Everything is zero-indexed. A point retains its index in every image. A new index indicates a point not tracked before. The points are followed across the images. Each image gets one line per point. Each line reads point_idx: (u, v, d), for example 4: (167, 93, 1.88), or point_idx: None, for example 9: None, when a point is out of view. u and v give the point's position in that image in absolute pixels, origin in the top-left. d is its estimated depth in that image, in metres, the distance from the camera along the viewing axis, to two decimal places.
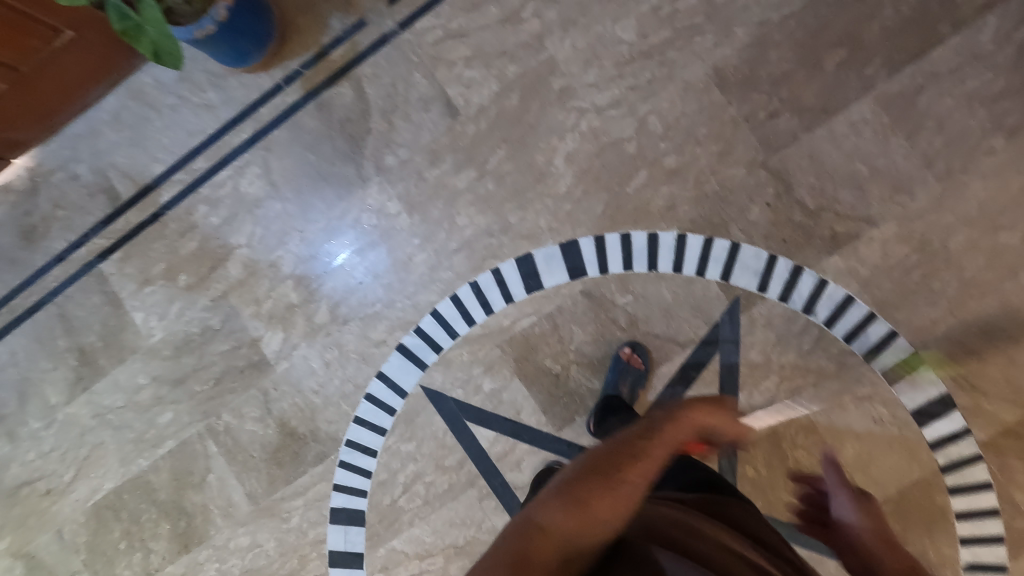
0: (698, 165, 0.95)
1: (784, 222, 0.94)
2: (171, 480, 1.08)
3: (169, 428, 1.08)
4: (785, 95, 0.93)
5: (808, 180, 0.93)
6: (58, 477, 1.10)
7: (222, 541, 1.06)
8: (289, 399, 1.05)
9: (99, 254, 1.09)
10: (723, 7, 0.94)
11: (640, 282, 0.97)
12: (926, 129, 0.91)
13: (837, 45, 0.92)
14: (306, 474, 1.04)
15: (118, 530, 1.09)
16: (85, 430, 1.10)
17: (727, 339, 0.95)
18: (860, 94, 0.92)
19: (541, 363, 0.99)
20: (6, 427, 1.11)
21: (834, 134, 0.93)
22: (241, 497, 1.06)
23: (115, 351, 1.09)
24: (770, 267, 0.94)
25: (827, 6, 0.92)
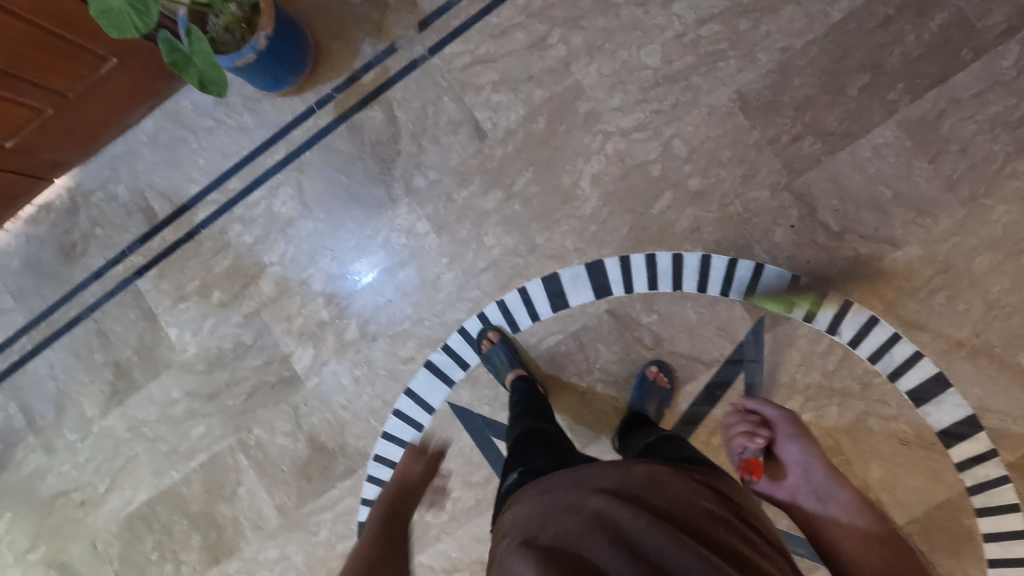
0: (722, 187, 0.97)
1: (807, 244, 0.95)
2: (202, 492, 1.10)
3: (201, 441, 1.10)
4: (808, 120, 0.95)
5: (831, 203, 0.95)
6: (92, 489, 1.13)
7: (252, 553, 1.08)
8: (319, 414, 1.07)
9: (136, 270, 1.12)
10: (746, 33, 0.96)
11: (664, 301, 0.99)
12: (949, 153, 0.92)
13: (859, 71, 0.94)
14: (335, 488, 1.06)
15: (150, 541, 1.11)
16: (119, 443, 1.12)
17: (751, 359, 0.97)
18: (883, 118, 0.94)
19: (567, 381, 1.01)
20: (43, 439, 1.14)
21: (858, 158, 0.94)
22: (271, 509, 1.08)
23: (150, 366, 1.12)
24: (794, 288, 0.96)
25: (850, 33, 0.94)
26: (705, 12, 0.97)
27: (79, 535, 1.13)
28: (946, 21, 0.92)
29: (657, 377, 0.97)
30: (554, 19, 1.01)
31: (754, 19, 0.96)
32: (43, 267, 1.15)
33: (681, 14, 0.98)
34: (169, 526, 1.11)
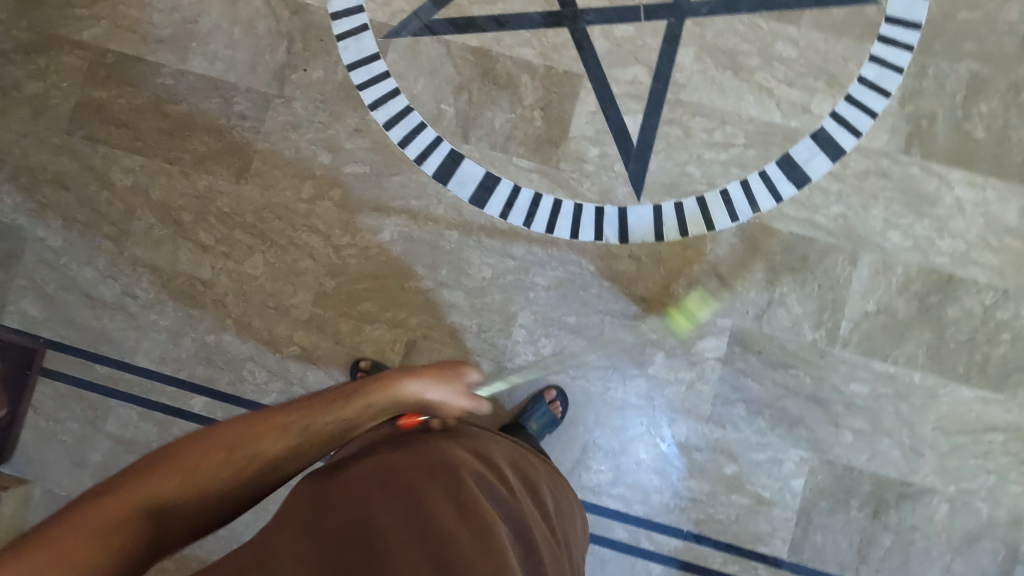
0: (314, 136, 1.07)
1: (308, 49, 1.08)
2: (900, 334, 0.99)
3: (861, 372, 0.99)
4: (223, 119, 1.07)
5: (268, 58, 1.08)
6: (1001, 441, 0.97)
7: (905, 249, 1.00)
8: (740, 292, 1.01)
9: (774, 564, 0.98)
10: (193, 209, 1.07)
11: (426, 108, 1.06)
12: (181, 12, 1.09)
13: (166, 115, 1.08)
14: (787, 227, 1.02)
15: (990, 345, 0.98)
16: (938, 448, 0.97)
17: (418, 18, 1.07)
18: (188, 72, 1.08)
19: (543, 124, 1.05)
20: (1003, 524, 0.96)
21: (226, 67, 1.08)
22: (857, 267, 1.01)
23: (845, 479, 0.98)
24: (346, 33, 1.08)
25: (145, 142, 1.08)
26: (196, 251, 1.06)
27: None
28: (98, 89, 1.09)
29: (553, 402, 1.00)
30: (282, 359, 1.04)
31: (178, 214, 1.07)
32: None
33: (211, 268, 1.05)
34: (966, 334, 0.99)
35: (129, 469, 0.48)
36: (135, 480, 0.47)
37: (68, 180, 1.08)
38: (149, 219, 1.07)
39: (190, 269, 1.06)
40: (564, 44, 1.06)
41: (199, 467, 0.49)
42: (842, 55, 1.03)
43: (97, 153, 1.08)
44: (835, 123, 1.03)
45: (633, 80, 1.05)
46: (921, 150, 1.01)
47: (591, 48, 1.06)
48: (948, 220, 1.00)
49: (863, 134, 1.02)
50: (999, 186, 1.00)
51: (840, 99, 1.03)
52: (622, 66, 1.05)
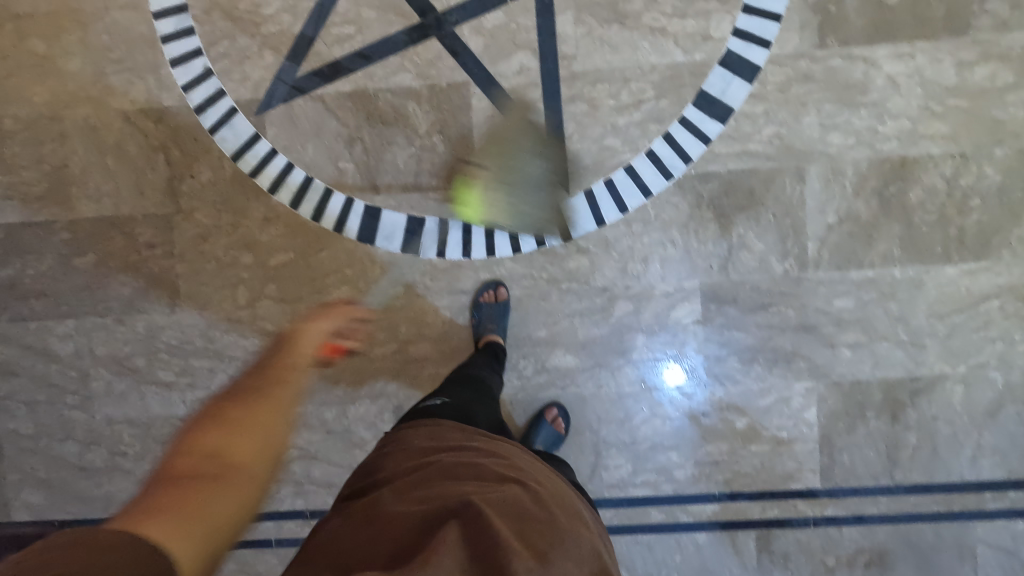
0: (227, 240, 1.02)
1: (186, 155, 1.02)
2: (870, 236, 0.95)
3: (841, 287, 0.96)
4: (134, 255, 1.03)
5: (151, 179, 1.02)
6: (996, 307, 0.95)
7: (850, 147, 0.95)
8: (698, 249, 0.97)
9: (811, 495, 0.98)
10: (142, 353, 1.04)
11: (325, 172, 1.00)
12: (48, 161, 1.03)
13: (78, 271, 1.04)
14: (725, 166, 0.96)
15: (962, 216, 0.94)
16: (938, 335, 0.95)
17: (281, 82, 1.00)
18: (80, 219, 1.04)
19: (447, 147, 0.99)
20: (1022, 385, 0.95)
21: (114, 202, 1.03)
22: (807, 183, 0.96)
23: (855, 394, 0.97)
24: (217, 124, 1.01)
25: (70, 304, 1.05)
26: (162, 392, 1.04)
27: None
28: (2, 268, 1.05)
29: (555, 418, 0.99)
30: (284, 464, 1.04)
31: (130, 362, 1.05)
32: (914, 560, 0.98)
33: (184, 403, 1.04)
34: (935, 213, 0.94)
35: (169, 500, 0.50)
36: (197, 505, 0.49)
37: (14, 366, 1.06)
38: (106, 377, 1.05)
39: (164, 410, 1.05)
40: (438, 55, 0.98)
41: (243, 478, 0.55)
42: None
43: (30, 331, 1.05)
44: (741, 41, 0.95)
45: (521, 68, 0.97)
46: (837, 38, 0.94)
47: (467, 51, 0.98)
48: (886, 101, 0.94)
49: (773, 42, 0.95)
50: (930, 48, 0.93)
51: (739, 13, 0.95)
52: (505, 58, 0.97)
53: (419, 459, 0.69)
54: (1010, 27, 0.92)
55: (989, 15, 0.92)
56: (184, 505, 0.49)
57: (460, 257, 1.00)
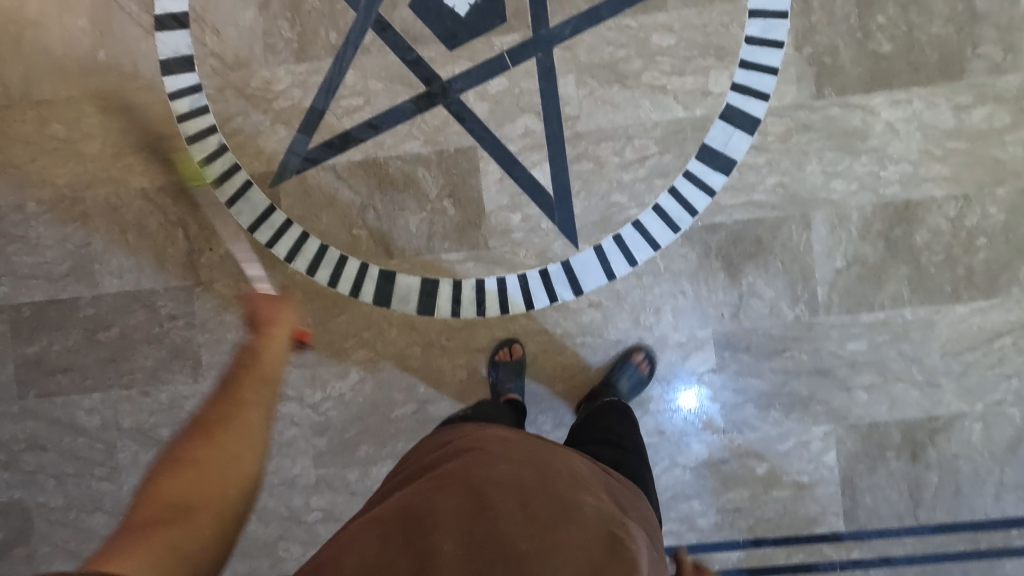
0: (246, 308, 1.04)
1: (204, 227, 1.04)
2: (880, 278, 0.96)
3: (853, 329, 0.97)
4: (156, 327, 1.05)
5: (171, 251, 1.05)
6: (1010, 343, 0.95)
7: (854, 192, 0.96)
8: (709, 298, 0.99)
9: (836, 539, 0.98)
10: (166, 422, 1.06)
11: (340, 239, 1.03)
12: (71, 239, 1.06)
13: (102, 344, 1.06)
14: (731, 216, 0.98)
15: (969, 255, 0.95)
16: (953, 373, 0.96)
17: (294, 154, 1.03)
18: (103, 294, 1.06)
19: (457, 209, 1.01)
20: None
21: (136, 276, 1.06)
22: (813, 229, 0.97)
23: (874, 436, 0.97)
24: (234, 196, 1.04)
25: (96, 377, 1.07)
26: None
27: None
28: (29, 345, 1.07)
29: None
30: (309, 527, 1.05)
31: (155, 432, 1.06)
32: None
33: None
34: (942, 253, 0.95)
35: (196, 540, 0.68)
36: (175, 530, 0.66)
37: (42, 440, 1.08)
38: (132, 447, 1.07)
39: None
40: (445, 121, 1.01)
41: (195, 519, 0.69)
42: (721, 22, 0.97)
43: (57, 405, 1.08)
44: (740, 95, 0.97)
45: (527, 130, 1.00)
46: (834, 88, 0.96)
47: (473, 116, 1.01)
48: (886, 147, 0.96)
49: (771, 95, 0.97)
50: (925, 94, 0.95)
51: (736, 68, 0.97)
52: (510, 121, 1.00)
53: (435, 454, 0.71)
54: (1003, 70, 0.94)
55: (982, 59, 0.94)
56: (150, 546, 0.62)
57: (475, 314, 1.02)
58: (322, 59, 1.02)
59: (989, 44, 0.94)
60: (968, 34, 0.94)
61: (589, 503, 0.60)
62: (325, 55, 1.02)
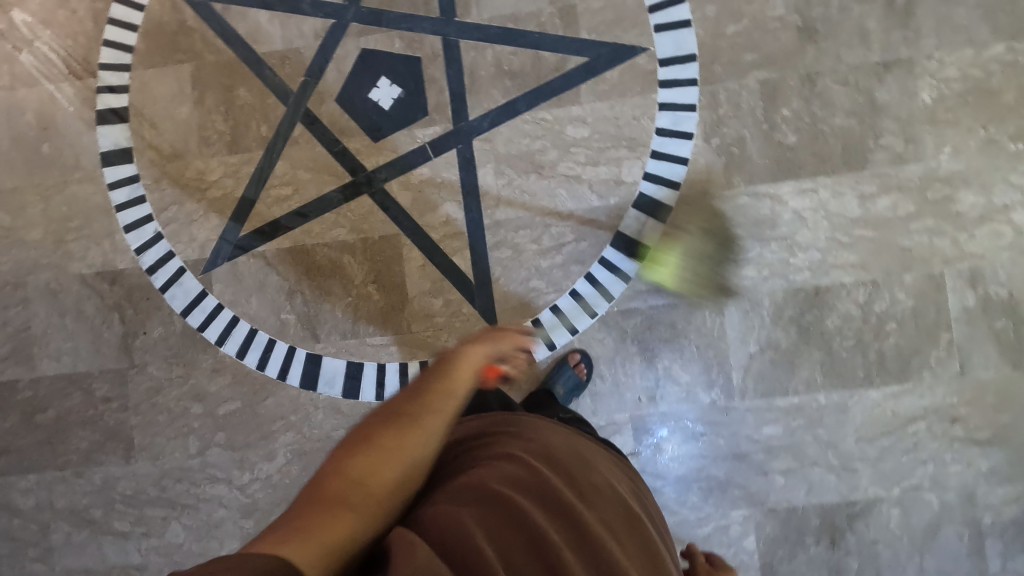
0: (178, 390, 1.07)
1: (139, 311, 1.08)
2: (793, 362, 0.97)
3: (769, 413, 0.98)
4: (91, 408, 1.08)
5: (107, 334, 1.08)
6: (924, 429, 0.95)
7: (765, 278, 0.98)
8: (626, 382, 1.00)
9: None
10: (98, 503, 1.08)
11: (269, 323, 1.06)
12: (12, 324, 1.10)
13: (39, 425, 1.09)
14: (646, 301, 1.00)
15: (879, 340, 0.96)
16: (869, 458, 0.96)
17: (226, 241, 1.07)
18: (41, 377, 1.09)
19: (382, 294, 1.04)
20: (956, 507, 0.95)
21: (73, 358, 1.09)
22: (726, 314, 0.99)
23: (791, 521, 0.97)
24: (168, 281, 1.07)
25: (31, 457, 1.09)
26: (118, 541, 1.07)
27: (972, 378, 0.95)
28: None
29: None
30: None
31: (87, 512, 1.08)
32: None
33: (138, 551, 1.07)
34: (853, 338, 0.97)
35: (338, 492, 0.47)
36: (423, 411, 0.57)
37: None
38: (64, 528, 1.08)
39: (120, 558, 1.07)
40: (369, 210, 1.05)
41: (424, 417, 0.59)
42: (632, 114, 1.01)
43: None
44: (653, 184, 1.00)
45: (447, 218, 1.03)
46: (743, 177, 0.99)
47: (397, 205, 1.04)
48: (795, 234, 0.98)
49: (682, 184, 1.00)
50: (831, 183, 0.97)
51: (648, 159, 1.00)
52: (431, 210, 1.04)
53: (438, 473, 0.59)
54: (905, 160, 0.96)
55: (884, 150, 0.97)
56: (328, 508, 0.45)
57: (399, 397, 1.04)
58: (254, 151, 1.07)
59: (891, 136, 0.97)
60: (870, 126, 0.97)
61: (604, 485, 0.59)
62: (256, 147, 1.06)
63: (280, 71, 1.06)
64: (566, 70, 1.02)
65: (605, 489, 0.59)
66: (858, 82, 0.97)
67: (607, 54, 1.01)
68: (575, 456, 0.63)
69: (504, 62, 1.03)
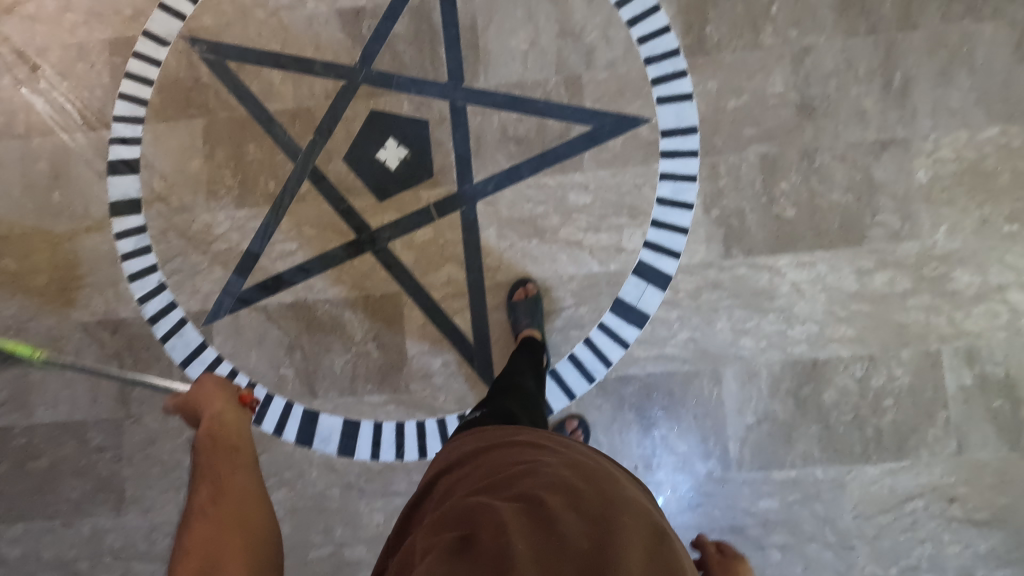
0: (173, 442, 1.06)
1: (139, 361, 1.08)
2: (790, 435, 0.97)
3: (766, 486, 0.97)
4: (85, 457, 1.08)
5: (105, 383, 1.08)
6: (922, 507, 0.95)
7: (762, 349, 0.99)
8: (622, 449, 1.00)
9: None
10: (86, 555, 1.07)
11: (267, 377, 1.06)
12: (11, 369, 1.10)
13: (31, 473, 1.08)
14: (644, 368, 1.00)
15: (877, 415, 0.96)
16: (866, 536, 0.95)
17: (228, 295, 1.08)
18: (37, 424, 1.09)
19: (381, 352, 1.05)
20: None
21: (70, 406, 1.09)
22: (724, 385, 0.99)
23: None
24: (168, 332, 1.08)
25: (21, 505, 1.08)
26: None
27: (970, 457, 0.95)
28: None
29: None
30: None
31: (74, 564, 1.07)
32: None
33: None
34: (850, 413, 0.97)
35: None
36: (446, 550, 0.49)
37: None
38: None
39: None
40: (372, 269, 1.06)
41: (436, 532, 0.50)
42: (634, 183, 1.03)
43: None
44: (652, 252, 1.01)
45: (449, 279, 1.04)
46: (741, 249, 1.00)
47: (399, 264, 1.05)
48: (792, 307, 0.99)
49: (681, 253, 1.01)
50: (828, 257, 0.99)
51: (648, 228, 1.02)
52: (433, 270, 1.05)
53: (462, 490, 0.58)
54: (901, 237, 0.98)
55: (881, 227, 0.98)
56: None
57: (394, 457, 1.03)
58: (260, 205, 1.08)
59: (888, 213, 0.98)
60: (867, 203, 0.99)
61: (630, 499, 0.57)
62: (263, 202, 1.08)
63: (290, 128, 1.09)
64: (570, 138, 1.04)
65: (629, 501, 0.56)
66: (855, 159, 0.99)
67: (610, 124, 1.03)
68: (600, 472, 0.61)
69: (509, 128, 1.05)
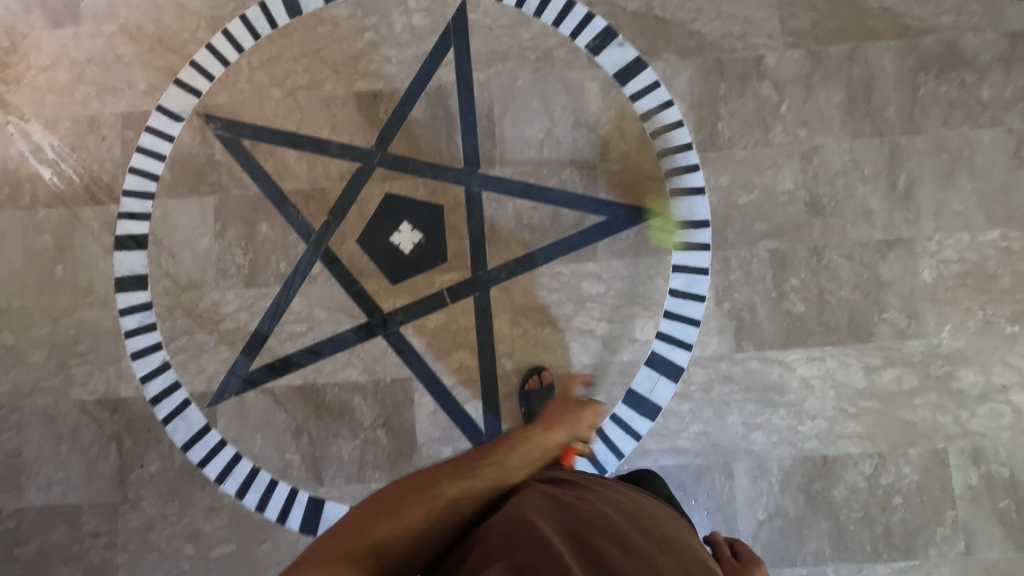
0: (171, 528, 1.03)
1: (139, 443, 1.05)
2: (801, 531, 0.98)
3: None
4: (77, 542, 1.04)
5: (102, 465, 1.05)
6: None
7: (773, 444, 0.99)
8: None
9: None
10: None
11: (272, 462, 1.04)
12: (2, 449, 1.06)
13: (18, 559, 1.04)
14: (656, 461, 1.00)
15: (886, 513, 0.97)
16: None
17: (235, 376, 1.06)
18: (27, 507, 1.05)
19: (391, 438, 1.03)
20: None
21: (63, 489, 1.05)
22: (735, 479, 0.99)
23: None
24: (170, 413, 1.05)
25: None
26: None
27: (978, 557, 0.96)
28: None
29: None
30: None
31: None
32: None
33: None
34: (860, 511, 0.97)
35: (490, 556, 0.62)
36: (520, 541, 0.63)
37: None
38: None
39: None
40: (383, 353, 1.05)
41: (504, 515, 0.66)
42: (647, 274, 1.04)
43: None
44: (665, 344, 1.02)
45: (461, 365, 1.04)
46: (752, 343, 1.01)
47: (411, 348, 1.05)
48: (802, 402, 1.00)
49: (693, 345, 1.02)
50: (837, 353, 1.00)
51: (661, 319, 1.03)
52: (445, 355, 1.04)
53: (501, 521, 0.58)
54: (908, 335, 1.00)
55: (888, 324, 1.00)
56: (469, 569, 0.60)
57: None
58: (271, 285, 1.07)
59: (894, 311, 1.00)
60: (874, 300, 1.01)
61: (671, 539, 0.57)
62: (274, 281, 1.07)
63: (304, 208, 1.08)
64: (584, 227, 1.05)
65: (671, 541, 0.57)
66: (862, 257, 1.02)
67: (623, 215, 1.05)
68: (639, 511, 0.61)
69: (524, 216, 1.06)
